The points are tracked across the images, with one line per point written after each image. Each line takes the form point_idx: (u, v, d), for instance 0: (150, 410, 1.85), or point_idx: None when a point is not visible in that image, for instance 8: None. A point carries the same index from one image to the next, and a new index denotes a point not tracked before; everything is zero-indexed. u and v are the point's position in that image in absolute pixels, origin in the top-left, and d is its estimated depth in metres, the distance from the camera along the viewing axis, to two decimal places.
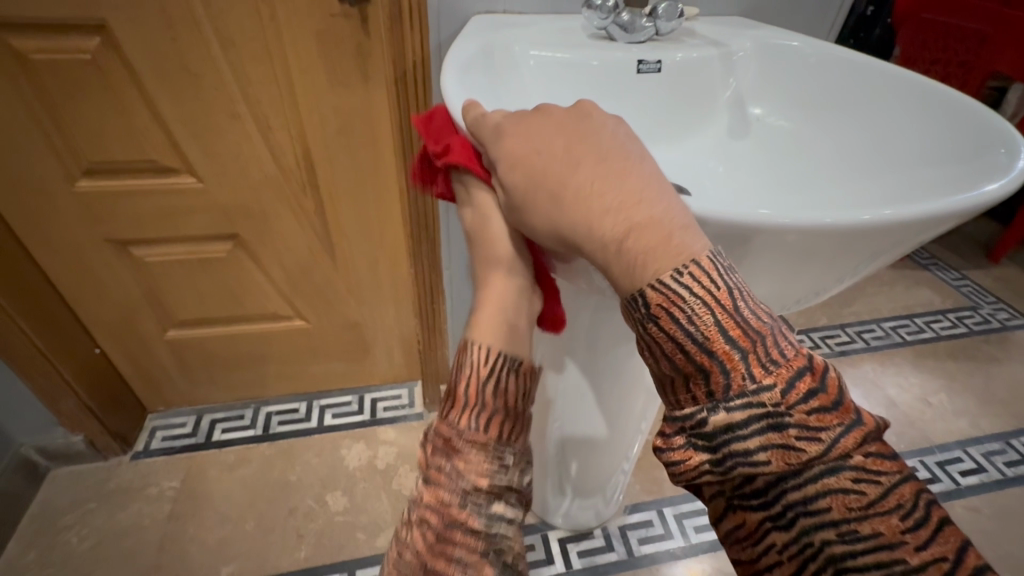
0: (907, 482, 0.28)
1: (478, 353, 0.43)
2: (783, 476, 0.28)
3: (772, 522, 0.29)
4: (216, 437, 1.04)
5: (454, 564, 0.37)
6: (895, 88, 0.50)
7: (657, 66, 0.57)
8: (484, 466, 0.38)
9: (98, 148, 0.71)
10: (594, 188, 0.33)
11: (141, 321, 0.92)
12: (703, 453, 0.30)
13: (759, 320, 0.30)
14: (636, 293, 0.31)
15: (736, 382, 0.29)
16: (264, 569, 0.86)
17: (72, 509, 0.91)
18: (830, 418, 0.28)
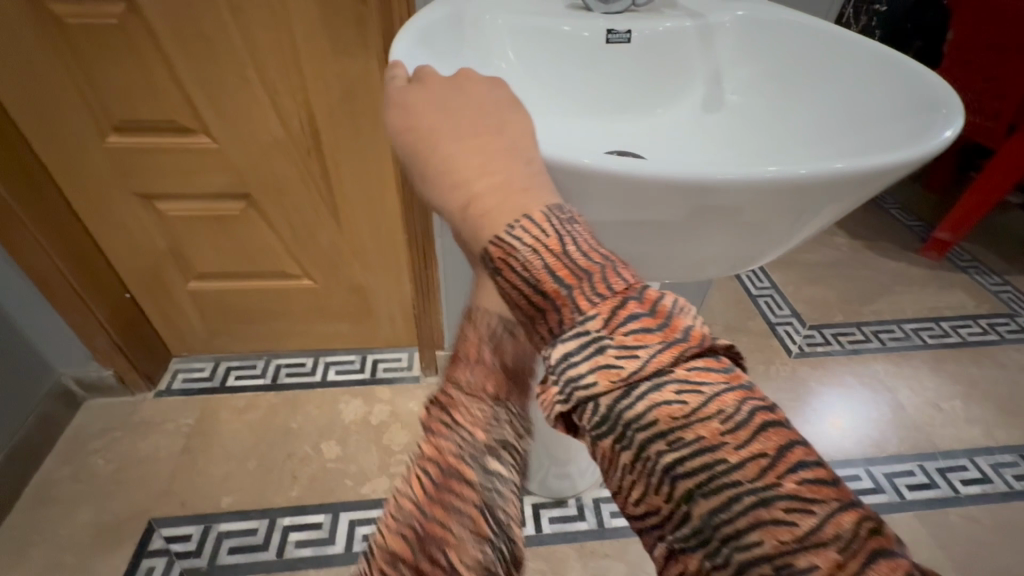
0: (733, 389, 0.23)
1: (478, 371, 0.39)
2: (615, 398, 0.24)
3: (618, 445, 0.24)
4: (229, 382, 1.13)
5: (450, 526, 0.32)
6: (853, 57, 0.49)
7: (627, 37, 0.57)
8: (480, 418, 0.37)
9: (125, 106, 0.78)
10: (461, 162, 0.34)
11: (166, 272, 1.01)
12: (551, 387, 0.26)
13: (591, 259, 0.28)
14: (485, 248, 0.31)
15: (567, 317, 0.27)
16: (260, 503, 0.93)
17: (101, 435, 1.02)
18: (650, 337, 0.25)
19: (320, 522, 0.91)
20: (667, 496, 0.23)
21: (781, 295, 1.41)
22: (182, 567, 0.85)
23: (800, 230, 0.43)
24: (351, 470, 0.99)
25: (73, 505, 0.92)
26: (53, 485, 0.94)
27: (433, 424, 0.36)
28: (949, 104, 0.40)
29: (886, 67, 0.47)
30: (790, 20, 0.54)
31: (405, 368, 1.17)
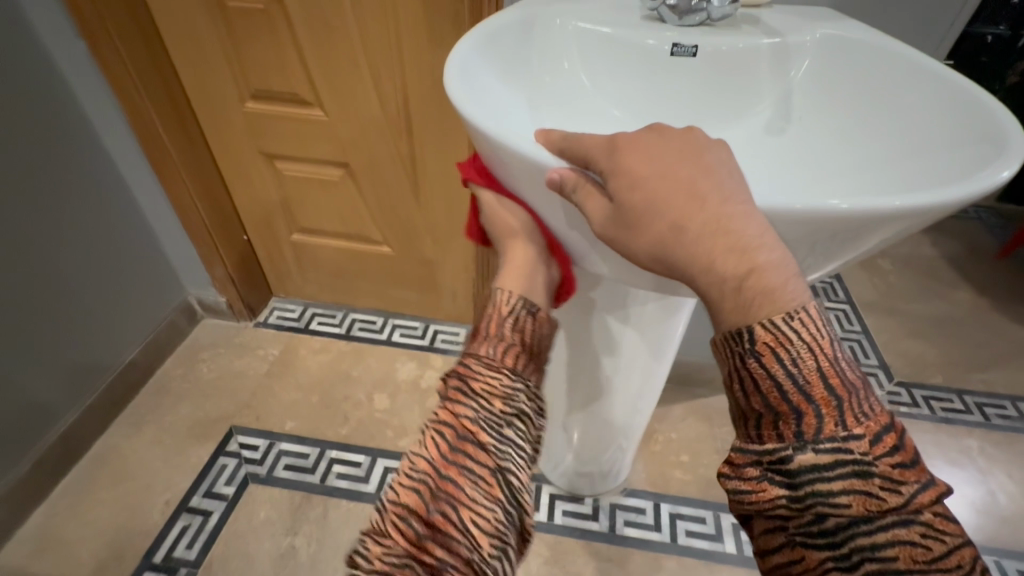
0: (969, 546, 0.30)
1: (495, 348, 0.47)
2: (856, 521, 0.30)
3: (837, 562, 0.30)
4: (312, 326, 1.29)
5: (465, 473, 0.40)
6: (931, 94, 0.47)
7: (693, 51, 0.57)
8: (496, 389, 0.44)
9: (263, 78, 0.93)
10: (713, 229, 0.31)
11: (276, 222, 1.17)
12: (781, 488, 0.31)
13: (853, 375, 0.32)
14: (743, 328, 0.31)
15: (828, 427, 0.30)
16: (316, 433, 1.07)
17: (208, 348, 1.22)
18: (909, 476, 0.30)
19: (361, 461, 1.02)
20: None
21: (871, 344, 1.28)
22: (246, 471, 1.00)
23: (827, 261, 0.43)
24: (395, 422, 1.09)
25: (179, 400, 1.12)
26: (168, 380, 1.15)
27: (452, 395, 0.43)
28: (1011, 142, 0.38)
29: (958, 103, 0.44)
30: (879, 49, 0.51)
31: (461, 343, 1.25)
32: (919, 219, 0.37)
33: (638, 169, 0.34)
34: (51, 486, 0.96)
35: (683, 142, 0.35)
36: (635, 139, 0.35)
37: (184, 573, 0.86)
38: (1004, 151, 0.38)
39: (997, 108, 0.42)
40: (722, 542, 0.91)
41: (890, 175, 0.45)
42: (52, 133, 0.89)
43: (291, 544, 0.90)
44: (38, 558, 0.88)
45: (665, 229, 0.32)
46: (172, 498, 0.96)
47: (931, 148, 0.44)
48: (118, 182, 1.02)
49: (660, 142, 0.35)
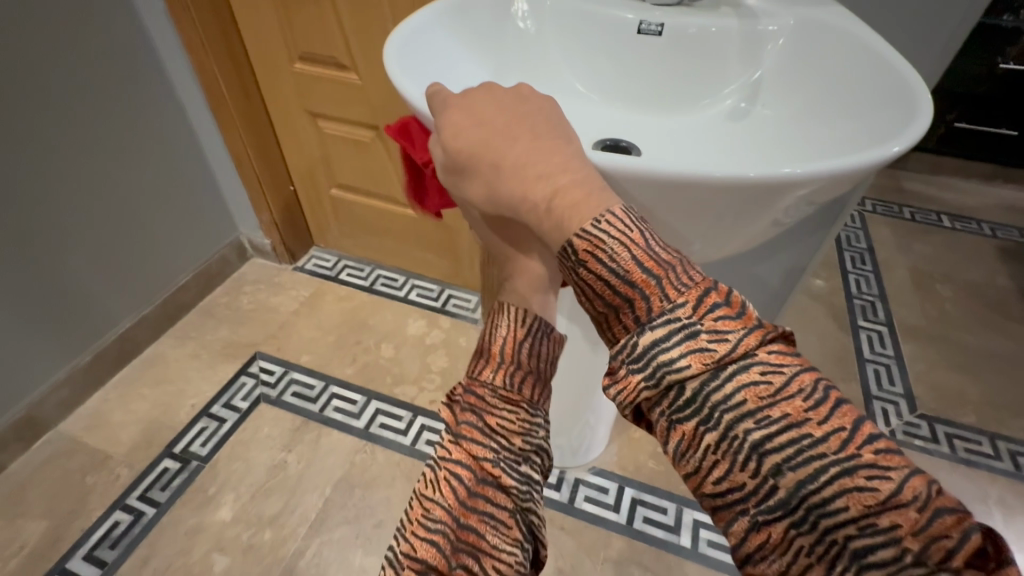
0: (806, 369, 0.27)
1: (512, 378, 0.44)
2: (704, 379, 0.27)
3: (703, 425, 0.27)
4: (341, 276, 1.40)
5: (487, 524, 0.37)
6: (876, 75, 0.46)
7: (659, 30, 0.57)
8: (519, 427, 0.41)
9: (307, 41, 1.02)
10: (529, 163, 0.34)
11: (318, 176, 1.28)
12: (636, 373, 0.29)
13: (670, 252, 0.30)
14: (566, 244, 0.31)
15: (656, 305, 0.29)
16: (325, 369, 1.18)
17: (251, 283, 1.38)
18: (734, 324, 0.28)
19: (357, 400, 1.12)
20: (752, 471, 0.25)
21: (900, 370, 1.19)
22: (260, 391, 1.13)
23: (727, 229, 0.46)
24: (395, 370, 1.18)
25: (219, 323, 1.27)
26: (214, 306, 1.31)
27: (467, 432, 0.41)
28: (917, 115, 0.40)
29: (894, 85, 0.44)
30: (843, 26, 0.50)
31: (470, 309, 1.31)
32: (802, 186, 0.38)
33: (462, 121, 0.38)
34: (109, 376, 1.14)
35: (511, 91, 0.39)
36: (470, 95, 0.39)
37: (194, 465, 1.00)
38: (907, 131, 0.39)
39: (921, 81, 0.42)
40: (678, 535, 0.91)
41: (814, 157, 0.46)
42: (134, 78, 1.04)
43: (283, 458, 1.02)
44: (90, 431, 1.06)
45: (491, 164, 0.36)
46: (198, 404, 1.11)
47: (859, 131, 0.44)
48: (187, 125, 1.17)
49: (491, 95, 0.39)
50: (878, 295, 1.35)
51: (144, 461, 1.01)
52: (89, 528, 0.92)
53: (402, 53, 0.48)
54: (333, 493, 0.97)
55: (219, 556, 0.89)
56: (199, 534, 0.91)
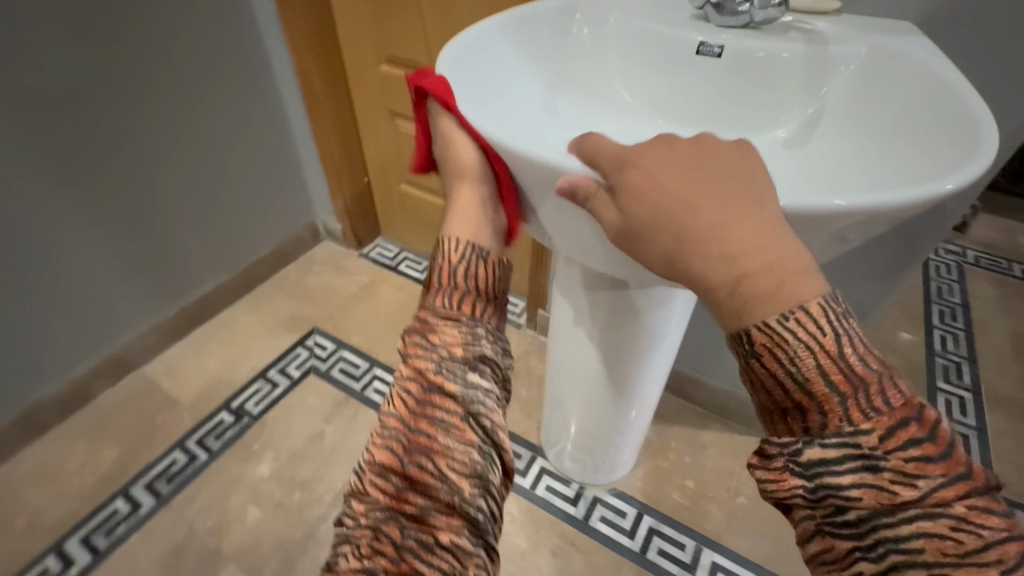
0: (1009, 539, 0.30)
1: (450, 298, 0.46)
2: (877, 513, 0.31)
3: (862, 551, 0.32)
4: (400, 267, 1.48)
5: (435, 424, 0.40)
6: (946, 107, 0.44)
7: (718, 52, 0.56)
8: (457, 337, 0.44)
9: (395, 46, 1.10)
10: (721, 239, 0.34)
11: (390, 170, 1.36)
12: (798, 479, 0.33)
13: (868, 371, 0.32)
14: (742, 331, 0.35)
15: (833, 423, 0.33)
16: (372, 352, 1.24)
17: (320, 263, 1.48)
18: (931, 469, 0.31)
19: None
20: None
21: (980, 445, 1.07)
22: (312, 363, 1.22)
23: None
24: None
25: (287, 296, 1.38)
26: (284, 280, 1.43)
27: (411, 349, 0.43)
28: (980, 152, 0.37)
29: (961, 117, 0.42)
30: (925, 63, 0.47)
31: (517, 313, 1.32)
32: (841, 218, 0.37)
33: (640, 188, 0.37)
34: (188, 331, 1.27)
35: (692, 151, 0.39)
36: (642, 153, 0.39)
37: (245, 421, 1.10)
38: (966, 168, 0.37)
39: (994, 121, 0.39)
40: (691, 574, 0.88)
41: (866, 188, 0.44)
42: (244, 70, 1.17)
43: (322, 428, 1.09)
44: (165, 377, 1.18)
45: (675, 238, 0.36)
46: (257, 366, 1.20)
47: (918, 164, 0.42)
48: (284, 114, 1.28)
49: (668, 152, 0.39)
50: (966, 358, 1.23)
51: (204, 411, 1.12)
52: (151, 462, 1.03)
53: (456, 62, 0.51)
54: None
55: (252, 508, 0.96)
56: (239, 484, 0.99)
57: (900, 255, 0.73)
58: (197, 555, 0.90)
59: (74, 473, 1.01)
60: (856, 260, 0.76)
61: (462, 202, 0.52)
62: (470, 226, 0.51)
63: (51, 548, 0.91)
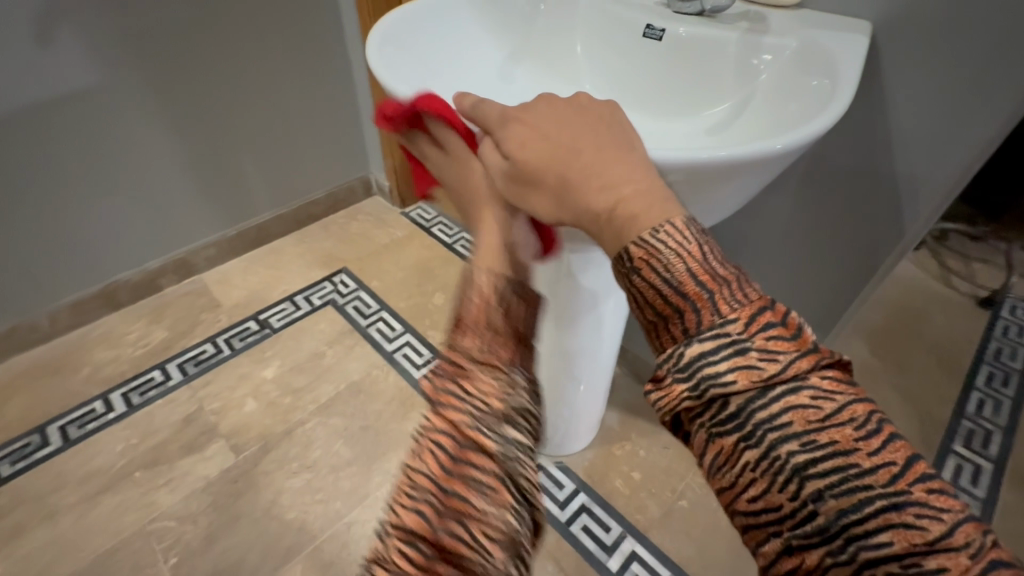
0: (861, 403, 0.29)
1: (488, 342, 0.37)
2: (751, 396, 0.29)
3: (745, 441, 0.29)
4: (432, 228, 1.57)
5: (472, 489, 0.33)
6: (823, 98, 0.46)
7: (661, 35, 0.58)
8: (496, 389, 0.36)
9: None
10: (599, 170, 0.37)
11: None
12: (681, 383, 0.31)
13: (725, 269, 0.32)
14: (622, 250, 0.33)
15: (706, 319, 0.31)
16: (386, 298, 1.36)
17: (365, 214, 1.62)
18: (787, 346, 0.30)
19: (397, 328, 1.28)
20: (792, 494, 0.28)
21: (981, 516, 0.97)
22: (333, 296, 1.36)
23: None
24: (436, 317, 1.31)
25: (330, 237, 1.54)
26: (332, 222, 1.59)
27: (443, 398, 0.35)
28: (814, 124, 0.42)
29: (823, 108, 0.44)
30: (836, 57, 0.48)
31: None
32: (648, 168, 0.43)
33: (528, 137, 0.41)
34: (244, 251, 1.47)
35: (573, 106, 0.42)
36: (530, 111, 0.43)
37: (266, 331, 1.27)
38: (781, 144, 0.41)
39: (847, 108, 0.43)
40: (607, 555, 0.89)
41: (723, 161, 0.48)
42: (321, 31, 1.31)
43: (324, 350, 1.23)
44: (217, 284, 1.39)
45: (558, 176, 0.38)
46: (288, 290, 1.38)
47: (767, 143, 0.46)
48: (352, 74, 1.42)
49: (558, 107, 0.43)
50: (1000, 427, 1.10)
51: (238, 317, 1.31)
52: (187, 347, 1.23)
53: (402, 25, 0.56)
54: (344, 390, 1.14)
55: (250, 402, 1.12)
56: (247, 380, 1.16)
57: (861, 274, 0.69)
58: (199, 427, 1.07)
59: (131, 344, 1.23)
60: (821, 275, 0.74)
61: (488, 231, 0.45)
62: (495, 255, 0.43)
63: (99, 395, 1.13)
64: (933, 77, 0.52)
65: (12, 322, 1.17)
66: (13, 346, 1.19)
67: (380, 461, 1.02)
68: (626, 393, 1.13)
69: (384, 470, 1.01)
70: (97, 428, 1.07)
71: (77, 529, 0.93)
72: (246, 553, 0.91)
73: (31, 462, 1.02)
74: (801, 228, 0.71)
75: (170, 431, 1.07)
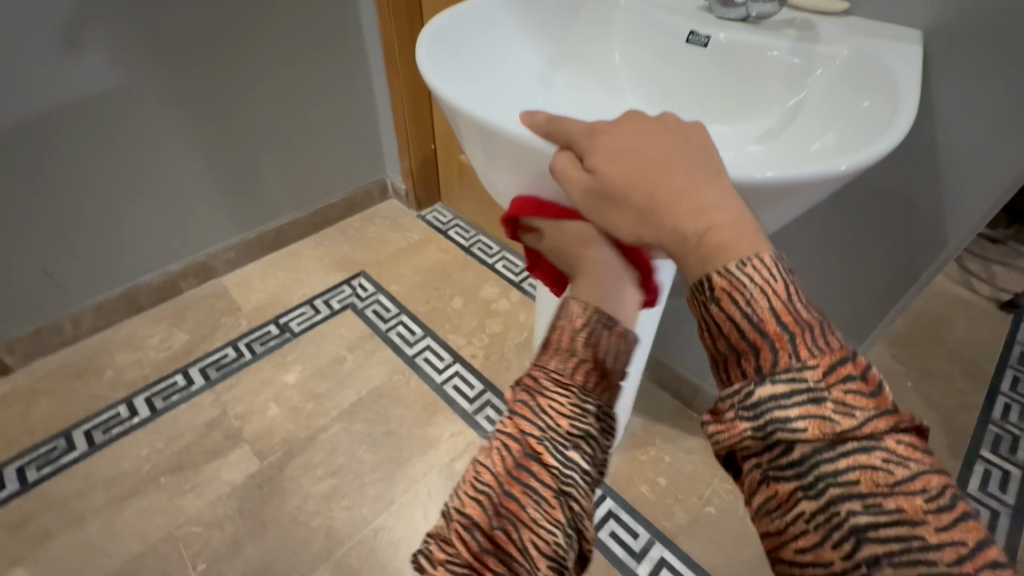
0: (933, 474, 0.29)
1: (569, 364, 0.38)
2: (818, 447, 0.29)
3: (803, 491, 0.29)
4: (449, 232, 1.57)
5: (528, 496, 0.33)
6: (882, 111, 0.45)
7: (705, 42, 0.58)
8: (565, 406, 0.36)
9: None
10: (690, 194, 0.35)
11: (453, 142, 1.44)
12: (745, 421, 0.31)
13: (809, 311, 0.32)
14: (702, 277, 0.33)
15: (782, 359, 0.31)
16: (405, 303, 1.36)
17: (382, 217, 1.62)
18: (865, 402, 0.30)
19: (417, 333, 1.28)
20: (846, 553, 0.27)
21: (1013, 524, 0.95)
22: (352, 300, 1.36)
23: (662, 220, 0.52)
24: (456, 321, 1.31)
25: (347, 240, 1.54)
26: (349, 226, 1.59)
27: (517, 406, 0.36)
28: (877, 145, 0.41)
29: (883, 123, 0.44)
30: (890, 71, 0.47)
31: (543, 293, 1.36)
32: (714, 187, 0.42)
33: (613, 147, 0.40)
34: (262, 254, 1.47)
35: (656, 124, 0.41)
36: (612, 126, 0.41)
37: (286, 335, 1.27)
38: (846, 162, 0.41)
39: (907, 126, 0.42)
40: (636, 562, 0.89)
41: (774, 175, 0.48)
42: (340, 34, 1.31)
43: (345, 355, 1.23)
44: (236, 287, 1.39)
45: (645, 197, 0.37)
46: (308, 294, 1.38)
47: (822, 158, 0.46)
48: (370, 77, 1.42)
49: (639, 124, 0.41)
50: None
51: (258, 321, 1.31)
52: (209, 351, 1.23)
53: (445, 30, 0.55)
54: (366, 395, 1.14)
55: (273, 406, 1.12)
56: (269, 385, 1.16)
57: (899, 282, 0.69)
58: (223, 431, 1.07)
59: (153, 347, 1.23)
60: (857, 282, 0.73)
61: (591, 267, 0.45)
62: (597, 289, 0.43)
63: (123, 399, 1.13)
64: (987, 86, 0.51)
65: (35, 327, 1.17)
66: (36, 349, 1.18)
67: (404, 466, 1.02)
68: (650, 399, 1.12)
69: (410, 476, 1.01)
70: (122, 432, 1.07)
71: (105, 533, 0.93)
72: (274, 558, 0.90)
73: (57, 466, 1.02)
74: (839, 236, 0.71)
75: (195, 435, 1.07)
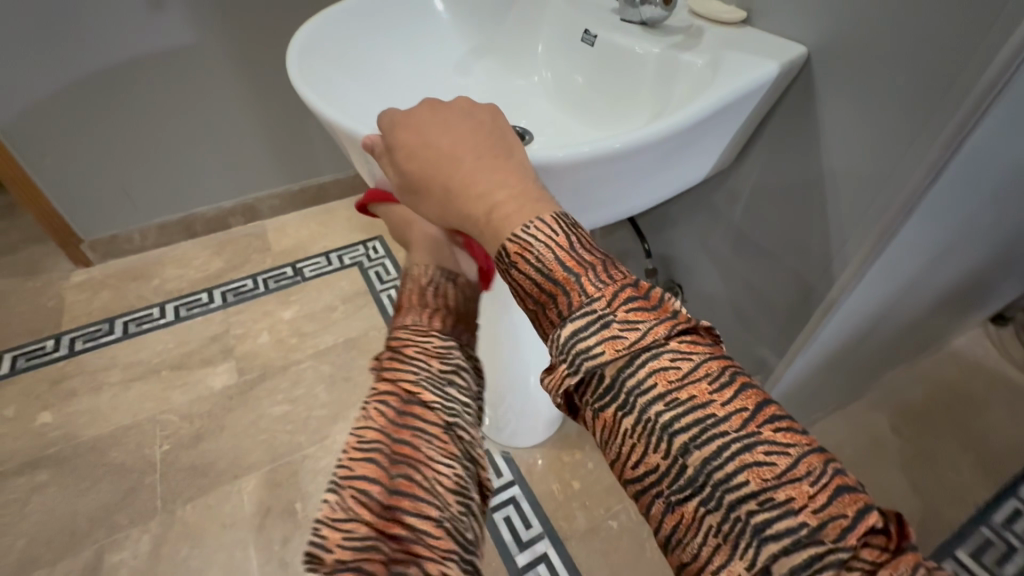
0: (715, 358, 0.27)
1: (424, 315, 0.45)
2: (620, 367, 0.27)
3: (622, 411, 0.27)
4: None
5: (421, 436, 0.36)
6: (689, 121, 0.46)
7: (595, 41, 0.59)
8: (434, 351, 0.42)
9: None
10: (476, 179, 0.35)
11: None
12: (562, 364, 0.29)
13: (592, 253, 0.31)
14: (500, 248, 0.32)
15: (575, 300, 0.29)
16: (405, 270, 1.45)
17: None
18: (647, 313, 0.28)
19: None
20: (664, 451, 0.26)
21: None
22: (361, 259, 1.49)
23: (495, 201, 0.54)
24: None
25: None
26: None
27: (389, 364, 0.40)
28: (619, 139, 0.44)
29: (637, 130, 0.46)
30: (722, 82, 0.47)
31: None
32: None
33: (412, 143, 0.39)
34: (303, 206, 1.65)
35: (455, 112, 0.40)
36: (413, 118, 0.40)
37: (297, 278, 1.43)
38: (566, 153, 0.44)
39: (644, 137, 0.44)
40: (518, 550, 0.91)
41: None
42: None
43: (337, 305, 1.36)
44: (273, 230, 1.58)
45: (445, 184, 0.36)
46: (327, 247, 1.53)
47: None
48: None
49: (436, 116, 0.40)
50: None
51: (279, 261, 1.48)
52: (233, 279, 1.43)
53: (344, 17, 0.61)
54: (342, 342, 1.26)
55: (264, 334, 1.28)
56: (268, 316, 1.32)
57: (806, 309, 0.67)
58: (220, 346, 1.25)
59: (194, 267, 1.46)
60: None
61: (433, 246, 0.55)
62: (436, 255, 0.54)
63: (158, 302, 1.36)
64: (868, 110, 0.49)
65: (112, 232, 1.44)
66: (111, 252, 1.46)
67: (350, 410, 1.13)
68: None
69: (351, 420, 1.11)
70: (149, 328, 1.30)
71: (109, 403, 1.14)
72: (220, 457, 1.05)
73: (96, 343, 1.26)
74: None
75: (198, 344, 1.26)
